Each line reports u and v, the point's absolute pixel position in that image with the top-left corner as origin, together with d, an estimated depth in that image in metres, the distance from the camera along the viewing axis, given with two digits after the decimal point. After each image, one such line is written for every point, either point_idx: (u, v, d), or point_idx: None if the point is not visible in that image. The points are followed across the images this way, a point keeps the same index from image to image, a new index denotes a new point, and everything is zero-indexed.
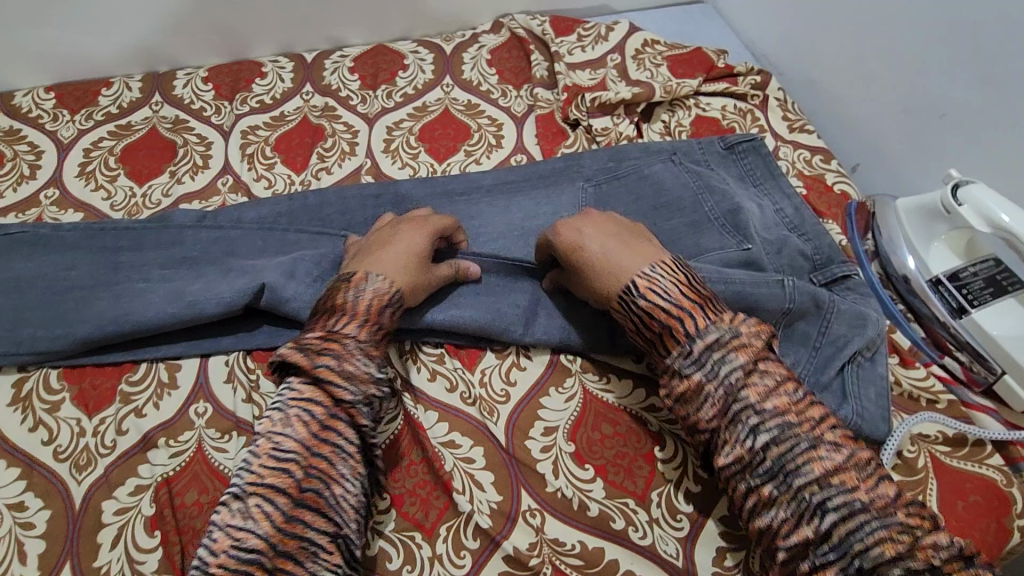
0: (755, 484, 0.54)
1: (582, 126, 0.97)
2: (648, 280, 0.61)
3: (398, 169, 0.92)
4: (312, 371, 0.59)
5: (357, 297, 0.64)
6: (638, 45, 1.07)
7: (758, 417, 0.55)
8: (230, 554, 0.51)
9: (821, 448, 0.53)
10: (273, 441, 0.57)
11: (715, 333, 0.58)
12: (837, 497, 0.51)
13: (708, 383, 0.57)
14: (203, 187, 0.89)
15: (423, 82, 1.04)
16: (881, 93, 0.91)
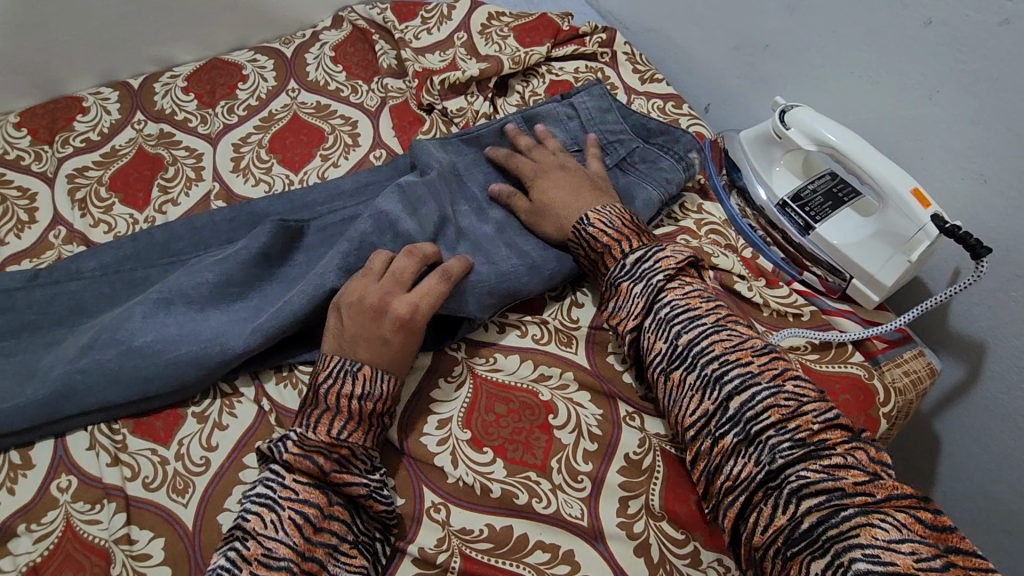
0: (717, 431, 0.59)
1: (437, 110, 0.96)
2: (596, 214, 0.72)
3: (252, 187, 0.87)
4: (322, 475, 0.58)
5: (362, 395, 0.62)
6: (483, 19, 1.06)
7: (721, 369, 0.60)
8: (262, 561, 0.54)
9: (782, 397, 0.57)
10: (264, 544, 0.54)
11: (646, 252, 0.69)
12: (793, 445, 0.54)
13: (652, 306, 0.66)
14: (33, 244, 0.81)
15: (266, 90, 0.98)
16: (712, 32, 0.95)
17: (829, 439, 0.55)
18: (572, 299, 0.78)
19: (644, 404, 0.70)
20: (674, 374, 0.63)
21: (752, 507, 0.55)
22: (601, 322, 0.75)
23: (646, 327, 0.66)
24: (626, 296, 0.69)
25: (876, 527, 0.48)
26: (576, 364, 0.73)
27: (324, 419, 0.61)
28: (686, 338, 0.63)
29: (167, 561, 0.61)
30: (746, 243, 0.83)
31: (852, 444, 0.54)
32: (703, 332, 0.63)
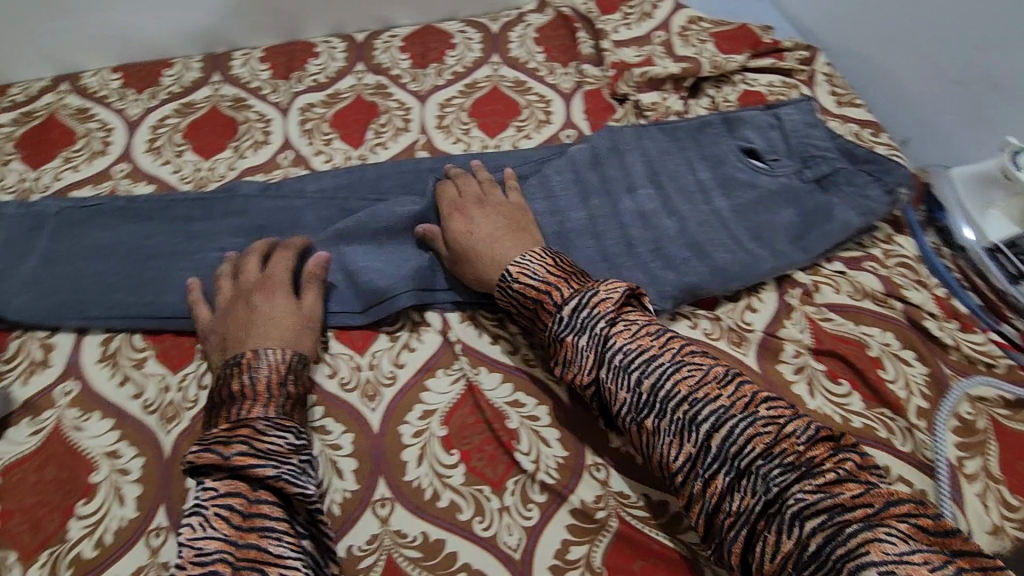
0: (707, 473, 0.54)
1: (630, 101, 0.98)
2: (519, 267, 0.70)
3: (451, 144, 0.95)
4: (223, 462, 0.56)
5: (253, 376, 0.64)
6: (683, 22, 1.08)
7: (692, 409, 0.56)
8: (215, 554, 0.50)
9: (760, 425, 0.53)
10: (195, 546, 0.50)
11: (581, 298, 0.65)
12: (784, 471, 0.50)
13: (583, 345, 0.64)
14: (265, 161, 0.92)
15: (472, 60, 1.06)
16: (936, 65, 0.91)
17: (816, 457, 0.51)
18: (747, 302, 0.78)
19: (815, 416, 0.69)
20: (645, 424, 0.59)
21: (757, 546, 0.50)
22: (776, 331, 0.76)
23: (604, 378, 0.62)
24: (572, 350, 0.64)
25: (882, 542, 0.44)
26: (746, 365, 0.73)
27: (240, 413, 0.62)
28: (648, 383, 0.59)
29: (355, 455, 0.68)
30: (938, 283, 0.79)
31: (839, 455, 0.51)
32: (664, 371, 0.59)
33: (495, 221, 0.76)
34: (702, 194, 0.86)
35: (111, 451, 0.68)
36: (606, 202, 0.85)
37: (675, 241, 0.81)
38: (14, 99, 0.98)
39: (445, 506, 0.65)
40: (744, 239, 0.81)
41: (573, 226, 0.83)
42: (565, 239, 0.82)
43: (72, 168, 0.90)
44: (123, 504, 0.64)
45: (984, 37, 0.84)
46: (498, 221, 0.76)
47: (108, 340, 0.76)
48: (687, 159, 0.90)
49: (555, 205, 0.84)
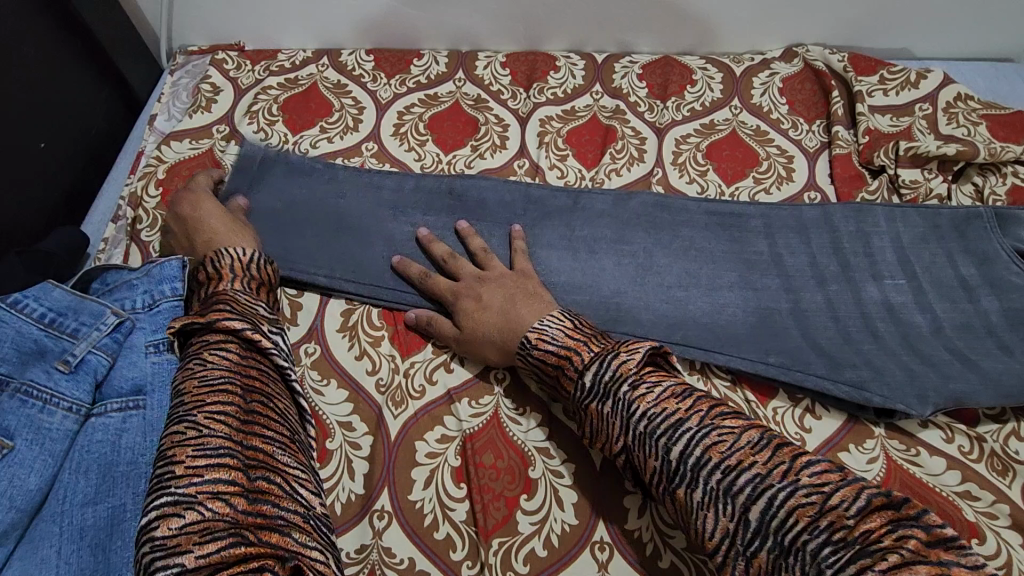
0: (747, 549, 0.49)
1: (885, 174, 0.92)
2: (537, 332, 0.66)
3: (686, 183, 0.92)
4: (217, 318, 0.58)
5: (224, 264, 0.67)
6: (950, 97, 0.99)
7: (725, 478, 0.51)
8: (193, 451, 0.47)
9: (802, 495, 0.48)
10: (199, 376, 0.53)
11: (602, 363, 0.60)
12: (834, 549, 0.45)
13: (607, 410, 0.59)
14: (500, 166, 0.94)
15: (711, 100, 1.02)
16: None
17: (871, 531, 0.45)
18: (1014, 428, 0.70)
19: None
20: (680, 496, 0.54)
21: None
22: None
23: (633, 448, 0.57)
24: (597, 417, 0.60)
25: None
26: (1010, 498, 0.65)
27: (232, 300, 0.62)
28: (678, 451, 0.54)
29: (575, 488, 0.66)
30: None
31: (897, 531, 0.44)
32: (693, 438, 0.53)
33: (503, 291, 0.73)
34: (966, 291, 0.78)
35: (345, 422, 0.70)
36: (851, 283, 0.80)
37: (930, 340, 0.75)
38: (280, 63, 1.06)
39: (664, 568, 0.61)
40: (1018, 354, 0.73)
41: (812, 301, 0.79)
42: (805, 314, 0.78)
43: (327, 139, 0.96)
44: (353, 478, 0.66)
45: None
46: (499, 294, 0.72)
47: (348, 312, 0.79)
48: (947, 251, 0.82)
49: (794, 276, 0.81)
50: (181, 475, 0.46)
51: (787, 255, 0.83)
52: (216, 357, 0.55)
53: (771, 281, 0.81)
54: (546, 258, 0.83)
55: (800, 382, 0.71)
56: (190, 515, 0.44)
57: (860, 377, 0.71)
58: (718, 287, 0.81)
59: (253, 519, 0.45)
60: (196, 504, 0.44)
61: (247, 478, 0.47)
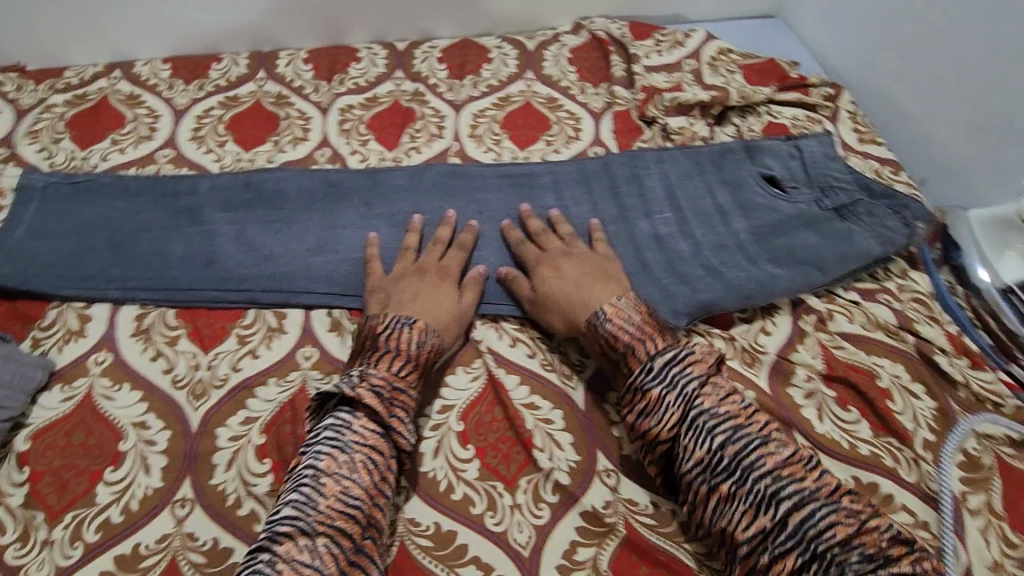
0: (777, 549, 0.57)
1: (657, 124, 1.02)
2: (613, 308, 0.73)
3: (482, 153, 0.98)
4: (382, 417, 0.64)
5: (416, 345, 0.70)
6: (713, 52, 1.12)
7: (775, 487, 0.59)
8: (337, 500, 0.58)
9: (843, 514, 0.57)
10: (339, 484, 0.59)
11: (672, 355, 0.69)
12: (863, 560, 0.54)
13: (666, 395, 0.67)
14: (302, 157, 0.96)
15: (506, 75, 1.09)
16: (972, 101, 0.94)
17: (890, 551, 0.55)
18: (761, 325, 0.81)
19: (822, 440, 0.71)
20: (717, 484, 0.62)
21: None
22: (787, 355, 0.78)
23: (683, 438, 0.65)
24: (656, 403, 0.67)
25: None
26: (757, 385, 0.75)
27: (399, 390, 0.66)
28: (732, 448, 0.63)
29: None
30: (951, 320, 0.81)
31: (915, 554, 0.55)
32: (751, 444, 0.63)
33: (583, 266, 0.80)
34: (721, 216, 0.89)
35: (139, 422, 0.69)
36: (625, 223, 0.89)
37: (690, 262, 0.84)
38: (66, 81, 1.02)
39: (459, 499, 0.69)
40: (759, 262, 0.84)
41: (592, 244, 0.87)
42: (585, 256, 0.86)
43: (118, 150, 0.94)
44: (149, 474, 0.66)
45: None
46: (583, 268, 0.79)
47: (140, 316, 0.78)
48: (707, 183, 0.93)
49: (576, 224, 0.89)
50: (301, 548, 0.55)
51: (570, 206, 0.91)
52: (365, 470, 0.61)
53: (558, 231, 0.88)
54: (347, 238, 0.86)
55: None
56: (303, 558, 0.54)
57: None
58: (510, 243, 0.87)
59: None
60: (320, 548, 0.55)
61: (357, 544, 0.58)
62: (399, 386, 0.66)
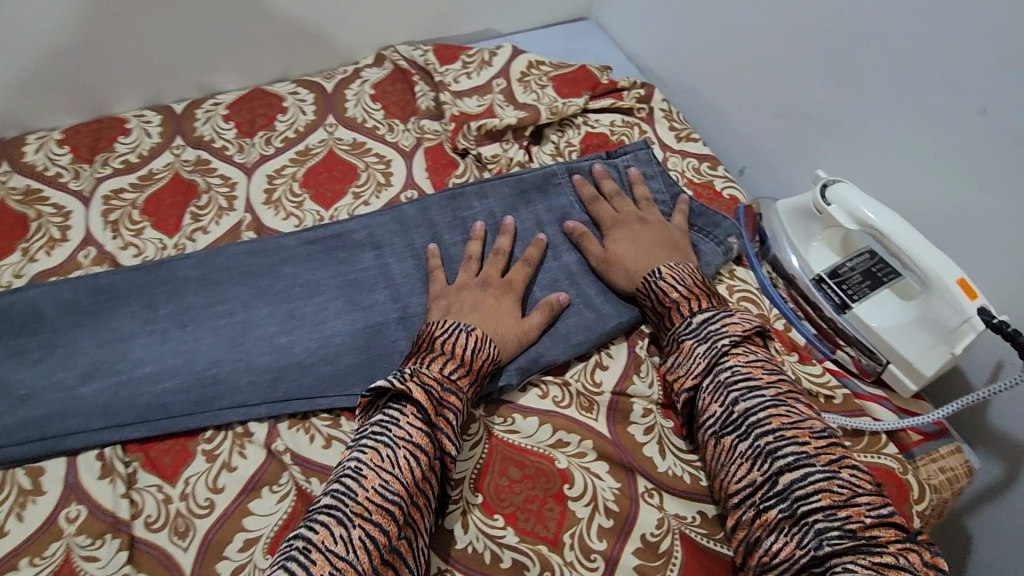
0: (762, 505, 0.58)
1: (471, 155, 0.96)
2: (669, 269, 0.75)
3: (281, 219, 0.88)
4: (428, 414, 0.60)
5: (474, 351, 0.67)
6: (523, 67, 1.08)
7: (773, 444, 0.59)
8: (377, 491, 0.55)
9: (835, 483, 0.56)
10: (381, 478, 0.56)
11: (713, 315, 0.69)
12: (843, 534, 0.53)
13: (698, 347, 0.68)
14: (61, 262, 0.82)
15: (304, 123, 1.00)
16: (751, 82, 0.94)
17: (881, 536, 0.53)
18: (597, 360, 0.77)
19: (665, 479, 0.68)
20: (723, 439, 0.63)
21: (765, 546, 0.57)
22: (624, 388, 0.74)
23: (704, 390, 0.66)
24: (687, 354, 0.69)
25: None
26: (597, 431, 0.70)
27: (452, 395, 0.63)
28: (742, 407, 0.62)
29: None
30: (778, 314, 0.80)
31: (905, 543, 0.53)
32: (762, 403, 0.62)
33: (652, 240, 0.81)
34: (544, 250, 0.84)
35: None
36: (449, 275, 0.82)
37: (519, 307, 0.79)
38: None
39: None
40: (587, 299, 0.80)
41: (416, 305, 0.79)
42: (409, 320, 0.78)
43: None
44: None
45: (783, 50, 0.88)
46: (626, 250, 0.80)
47: None
48: (527, 217, 0.88)
49: (391, 287, 0.81)
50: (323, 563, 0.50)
51: (384, 265, 0.83)
52: (409, 467, 0.57)
53: (376, 296, 0.80)
54: (121, 354, 0.74)
55: None
56: (336, 549, 0.51)
57: None
58: (323, 319, 0.77)
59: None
60: (353, 539, 0.52)
61: (391, 545, 0.53)
62: (449, 388, 0.63)
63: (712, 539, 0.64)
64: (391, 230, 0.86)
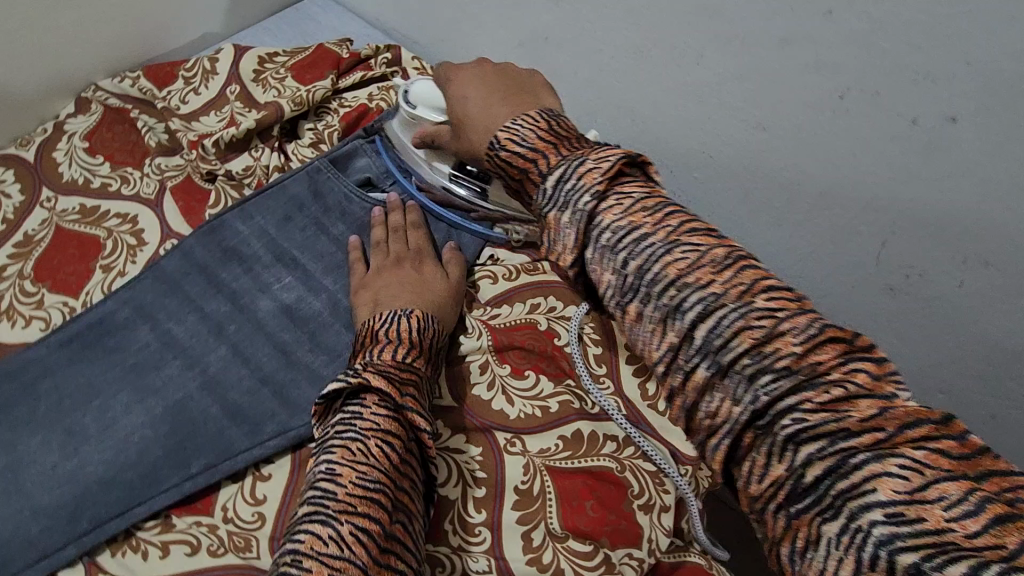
0: (688, 368, 0.41)
1: (220, 176, 0.87)
2: (508, 131, 0.53)
3: (24, 329, 0.75)
4: (398, 396, 0.58)
5: (417, 333, 0.65)
6: (255, 64, 0.96)
7: (680, 295, 0.41)
8: (357, 484, 0.49)
9: (752, 318, 0.39)
10: (357, 469, 0.50)
11: (567, 166, 0.48)
12: (776, 378, 0.38)
13: (565, 218, 0.47)
14: None
15: (14, 209, 0.84)
16: (488, 17, 0.93)
17: (821, 363, 0.37)
18: None
19: (518, 425, 0.68)
20: (630, 308, 0.44)
21: (701, 410, 0.41)
22: (456, 353, 0.72)
23: (589, 261, 0.46)
24: (556, 229, 0.47)
25: (894, 473, 0.33)
26: (446, 408, 0.69)
27: (411, 380, 0.60)
28: (636, 264, 0.43)
29: None
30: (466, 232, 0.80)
31: (849, 364, 0.37)
32: (654, 254, 0.43)
33: (492, 87, 0.60)
34: (338, 252, 0.78)
35: None
36: (244, 315, 0.75)
37: (331, 323, 0.74)
38: None
39: None
40: None
41: (217, 362, 0.71)
42: (215, 381, 0.70)
43: None
44: None
45: None
46: (477, 101, 0.60)
47: None
48: (305, 222, 0.80)
49: (180, 352, 0.72)
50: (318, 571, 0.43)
51: (165, 331, 0.73)
52: (382, 455, 0.53)
53: (168, 370, 0.70)
54: None
55: (219, 470, 0.64)
56: (330, 551, 0.44)
57: (279, 424, 0.67)
58: (111, 420, 0.67)
59: (384, 567, 0.46)
60: (345, 536, 0.45)
61: (387, 531, 0.48)
62: (407, 372, 0.61)
63: (577, 458, 0.66)
64: (156, 293, 0.76)
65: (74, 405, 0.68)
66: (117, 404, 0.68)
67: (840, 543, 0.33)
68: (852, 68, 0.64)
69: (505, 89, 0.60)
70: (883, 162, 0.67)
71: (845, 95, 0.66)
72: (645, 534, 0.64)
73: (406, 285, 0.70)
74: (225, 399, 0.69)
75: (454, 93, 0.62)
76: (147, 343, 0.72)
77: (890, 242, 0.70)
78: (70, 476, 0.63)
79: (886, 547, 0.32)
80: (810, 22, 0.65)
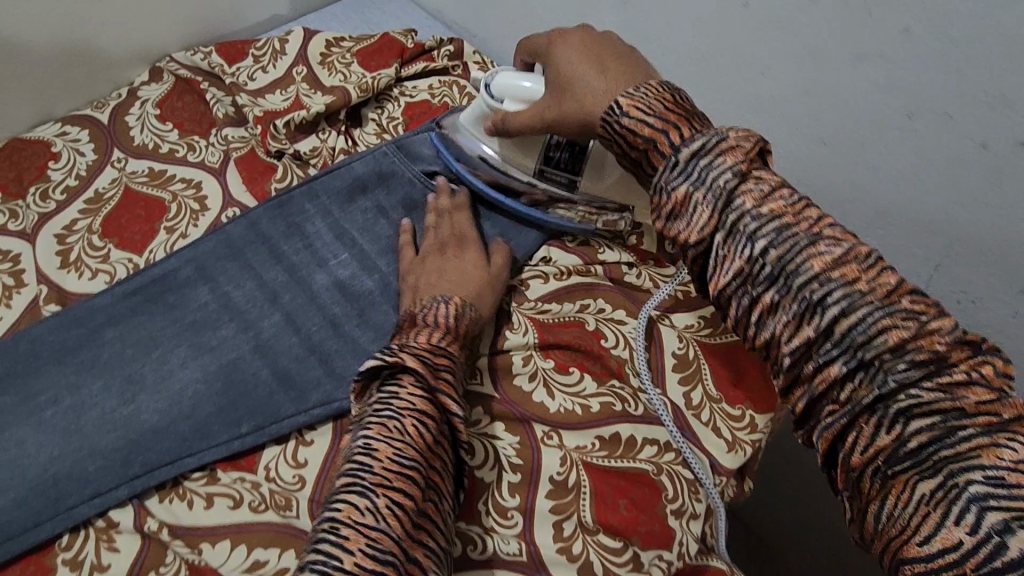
0: (791, 330, 0.43)
1: (287, 155, 0.90)
2: (630, 97, 0.51)
3: (89, 281, 0.79)
4: (432, 377, 0.57)
5: (453, 319, 0.64)
6: (322, 48, 0.99)
7: (754, 221, 0.44)
8: (393, 460, 0.49)
9: (899, 317, 0.40)
10: (391, 445, 0.50)
11: (706, 141, 0.47)
12: (910, 367, 0.40)
13: (696, 191, 0.46)
14: None
15: (86, 167, 0.88)
16: (552, 16, 0.95)
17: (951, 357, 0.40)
18: None
19: (558, 419, 0.69)
20: (679, 232, 0.47)
21: (828, 399, 0.42)
22: (500, 344, 0.73)
23: (718, 248, 0.45)
24: (683, 203, 0.46)
25: (1002, 445, 0.37)
26: (485, 396, 0.70)
27: (448, 363, 0.60)
28: (776, 255, 0.43)
29: None
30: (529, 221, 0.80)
31: (976, 356, 0.40)
32: (798, 245, 0.43)
33: (607, 58, 0.59)
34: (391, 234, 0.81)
35: None
36: (298, 287, 0.77)
37: (381, 302, 0.76)
38: None
39: None
40: None
41: (270, 328, 0.74)
42: (267, 346, 0.72)
43: None
44: None
45: None
46: (593, 68, 0.58)
47: None
48: (362, 203, 0.83)
49: (234, 316, 0.74)
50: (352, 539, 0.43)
51: (222, 295, 0.76)
52: (417, 433, 0.52)
53: (223, 332, 0.73)
54: None
55: (266, 430, 0.66)
56: (366, 521, 0.44)
57: (324, 394, 0.69)
58: (168, 373, 0.70)
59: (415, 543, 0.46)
60: (381, 508, 0.45)
61: (420, 509, 0.48)
62: (441, 355, 0.60)
63: (614, 458, 0.67)
64: (215, 257, 0.79)
65: (134, 356, 0.71)
66: (174, 359, 0.71)
67: (933, 498, 0.37)
68: (925, 85, 0.64)
69: (608, 58, 0.59)
70: (945, 187, 0.66)
71: (913, 114, 0.66)
72: (676, 537, 0.65)
73: (449, 276, 0.71)
74: (275, 364, 0.71)
75: (567, 60, 0.61)
76: (205, 304, 0.75)
77: (943, 265, 0.70)
78: (127, 422, 0.66)
79: (980, 503, 0.35)
80: (886, 39, 0.65)
